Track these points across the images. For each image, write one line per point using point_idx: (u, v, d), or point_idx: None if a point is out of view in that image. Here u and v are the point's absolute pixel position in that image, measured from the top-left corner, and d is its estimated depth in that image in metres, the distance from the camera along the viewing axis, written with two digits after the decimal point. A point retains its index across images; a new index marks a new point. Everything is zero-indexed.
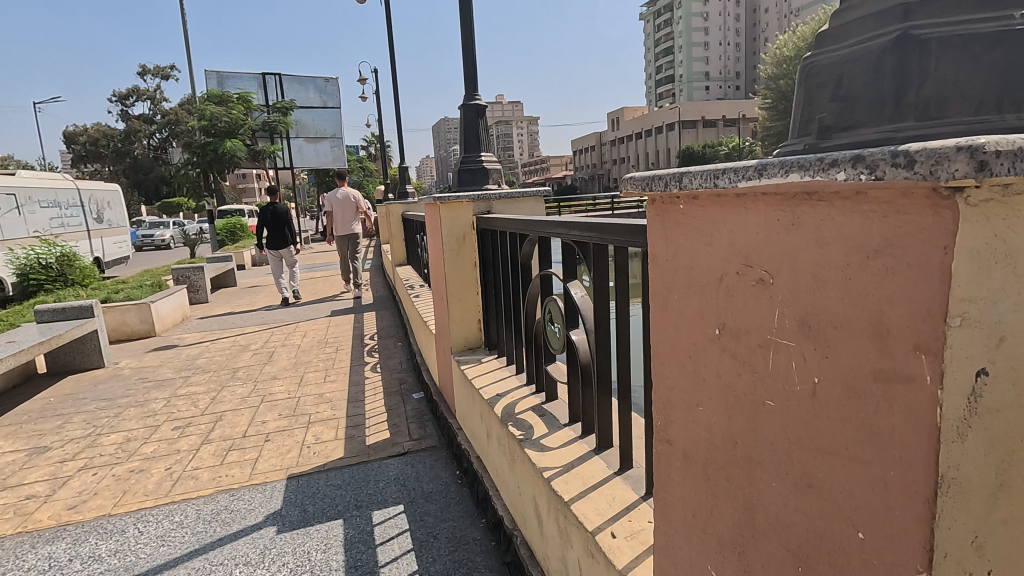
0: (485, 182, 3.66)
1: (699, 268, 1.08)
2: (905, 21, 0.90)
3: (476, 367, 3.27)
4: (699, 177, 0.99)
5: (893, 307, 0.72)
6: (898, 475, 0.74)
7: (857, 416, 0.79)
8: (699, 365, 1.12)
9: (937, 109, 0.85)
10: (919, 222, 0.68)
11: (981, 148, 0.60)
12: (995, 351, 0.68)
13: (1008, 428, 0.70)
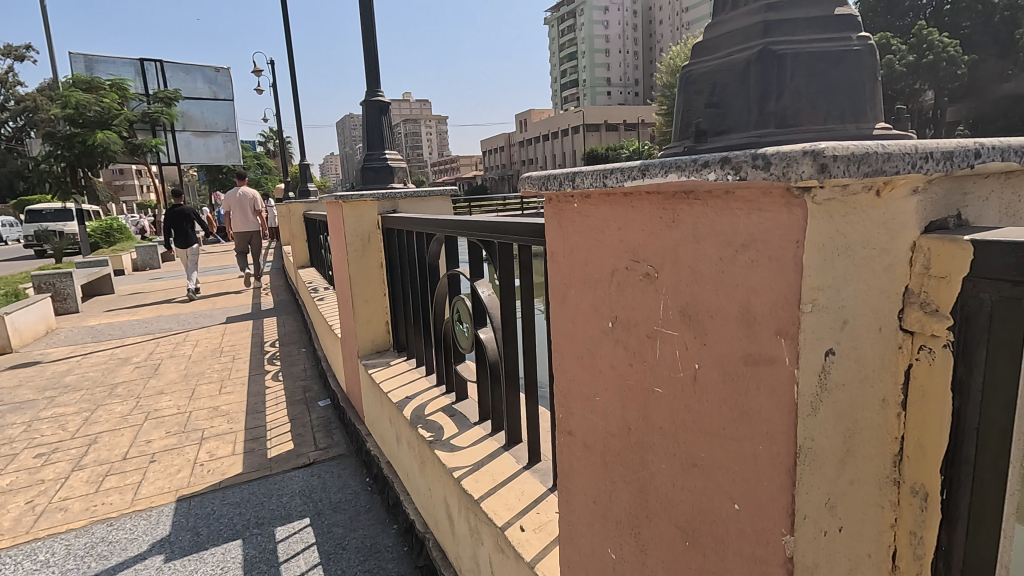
0: (390, 181, 3.56)
1: (594, 264, 1.13)
2: (765, 36, 0.98)
3: (384, 370, 3.19)
4: (590, 177, 1.03)
5: (757, 295, 0.79)
6: (766, 448, 0.82)
7: (731, 397, 0.86)
8: (596, 357, 1.17)
9: (792, 117, 0.95)
10: (775, 218, 0.75)
11: (822, 153, 0.67)
12: (841, 332, 0.77)
13: (851, 400, 0.80)
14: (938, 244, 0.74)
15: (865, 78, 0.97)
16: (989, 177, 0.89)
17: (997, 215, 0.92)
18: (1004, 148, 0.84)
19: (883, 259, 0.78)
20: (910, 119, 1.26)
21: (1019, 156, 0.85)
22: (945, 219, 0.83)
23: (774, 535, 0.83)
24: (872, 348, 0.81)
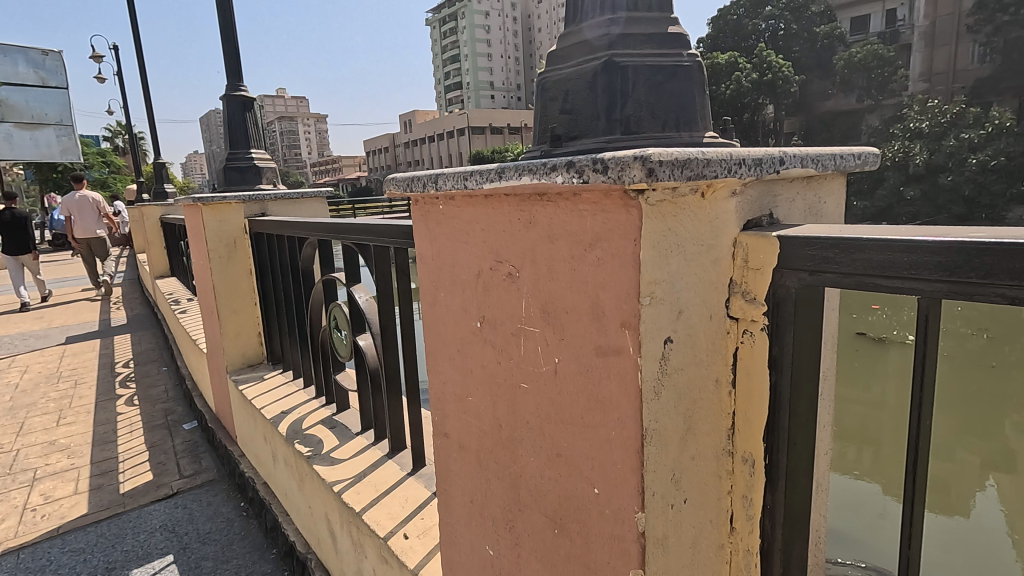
0: (258, 182, 3.31)
1: (460, 266, 1.13)
2: (610, 49, 1.05)
3: (257, 385, 2.97)
4: (451, 179, 1.05)
5: (604, 290, 0.85)
6: (617, 433, 0.88)
7: (586, 388, 0.91)
8: (466, 357, 1.18)
9: (634, 124, 1.03)
10: (615, 218, 0.81)
11: (649, 158, 0.72)
12: (675, 322, 0.85)
13: (687, 383, 0.89)
14: (753, 239, 0.88)
15: (695, 91, 1.08)
16: (794, 181, 1.04)
17: (801, 214, 1.09)
18: (802, 156, 0.98)
19: (710, 254, 0.88)
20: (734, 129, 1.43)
21: (814, 164, 1.01)
22: (759, 218, 0.95)
23: (627, 514, 0.89)
24: (705, 335, 0.91)
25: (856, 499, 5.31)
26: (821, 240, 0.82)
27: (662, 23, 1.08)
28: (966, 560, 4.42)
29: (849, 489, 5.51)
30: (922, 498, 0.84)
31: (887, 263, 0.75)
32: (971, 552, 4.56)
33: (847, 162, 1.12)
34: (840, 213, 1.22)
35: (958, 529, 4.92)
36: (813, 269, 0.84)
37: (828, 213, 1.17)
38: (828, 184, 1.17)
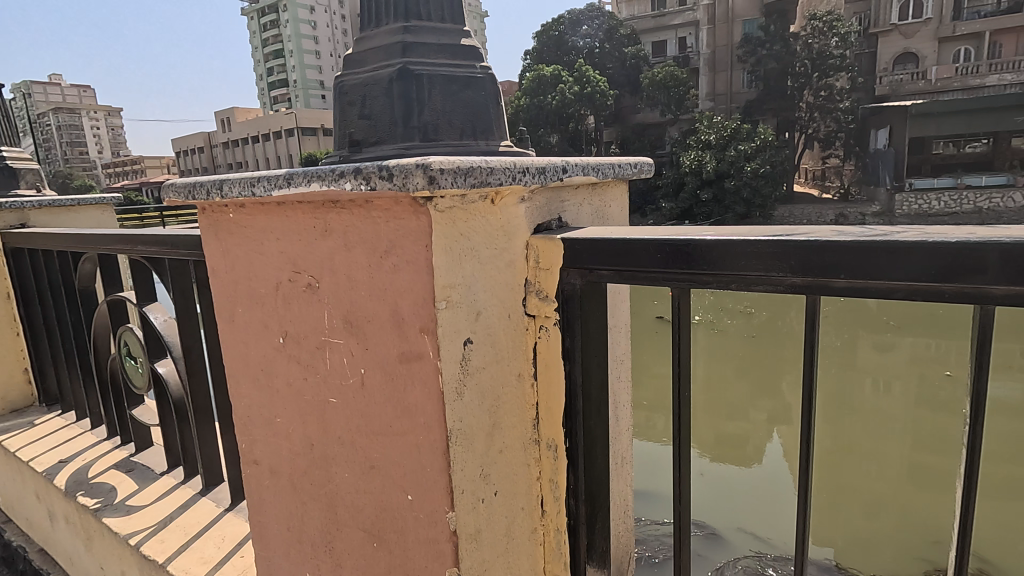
0: (14, 187, 2.72)
1: (256, 278, 1.05)
2: (403, 56, 1.06)
3: (25, 433, 2.44)
4: (238, 186, 0.97)
5: (402, 297, 0.85)
6: (425, 437, 0.89)
7: (393, 396, 0.91)
8: (271, 377, 1.10)
9: (433, 132, 1.06)
10: (407, 224, 0.82)
11: (431, 166, 0.74)
12: (474, 323, 0.89)
13: (490, 381, 0.93)
14: (541, 242, 0.96)
15: (490, 102, 1.13)
16: (581, 188, 1.16)
17: (591, 217, 1.21)
18: (585, 165, 1.09)
19: (506, 257, 0.93)
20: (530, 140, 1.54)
21: (595, 173, 1.13)
22: (549, 222, 1.04)
23: (440, 516, 0.91)
24: (506, 332, 0.96)
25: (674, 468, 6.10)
26: (598, 242, 0.92)
27: (455, 34, 1.12)
28: (758, 504, 5.30)
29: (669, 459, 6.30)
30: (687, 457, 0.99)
31: (648, 262, 0.87)
32: (762, 495, 5.48)
33: (626, 170, 1.28)
34: (624, 216, 1.39)
35: (752, 477, 5.88)
36: (594, 267, 0.94)
37: (612, 217, 1.32)
38: (611, 190, 1.31)
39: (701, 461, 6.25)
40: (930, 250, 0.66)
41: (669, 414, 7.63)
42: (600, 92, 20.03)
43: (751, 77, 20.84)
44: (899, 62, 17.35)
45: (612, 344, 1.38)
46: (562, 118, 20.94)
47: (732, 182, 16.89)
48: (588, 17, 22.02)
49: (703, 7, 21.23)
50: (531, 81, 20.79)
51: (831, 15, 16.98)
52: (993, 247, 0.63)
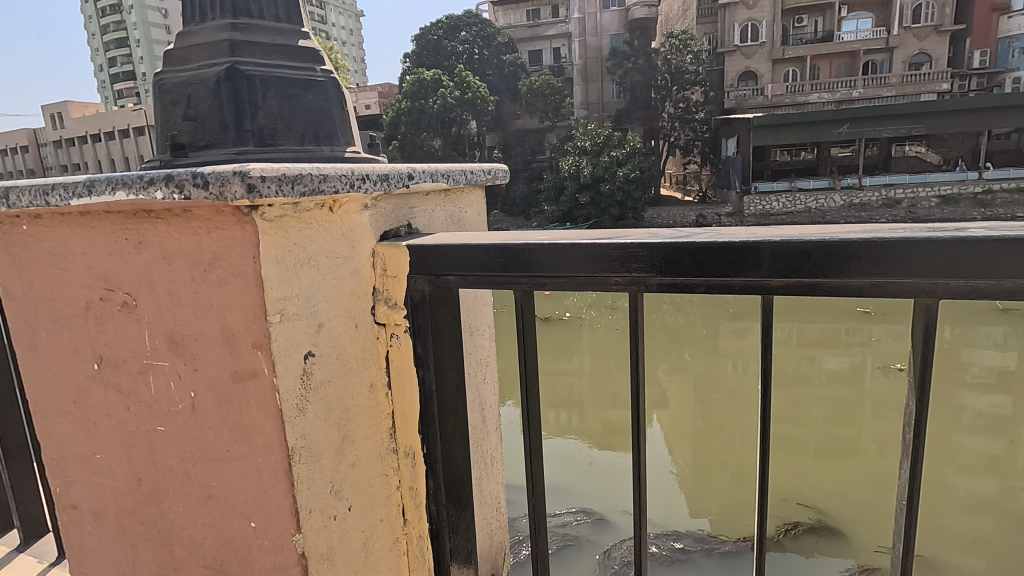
0: None
1: (62, 298, 0.93)
2: (231, 56, 1.00)
3: None
4: (29, 194, 0.85)
5: (231, 313, 0.81)
6: (264, 460, 0.87)
7: (229, 418, 0.87)
8: (86, 408, 0.97)
9: (269, 136, 1.02)
10: (232, 235, 0.78)
11: (248, 174, 0.71)
12: (316, 336, 0.87)
13: (337, 394, 0.92)
14: (387, 249, 0.95)
15: (333, 106, 1.09)
16: (432, 194, 1.17)
17: (443, 223, 1.23)
18: (431, 172, 1.10)
19: (349, 266, 0.91)
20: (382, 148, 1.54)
21: (443, 179, 1.15)
22: (397, 229, 1.03)
23: (287, 540, 0.90)
24: (353, 343, 0.94)
25: (566, 460, 6.32)
26: (441, 247, 0.93)
27: (292, 35, 1.09)
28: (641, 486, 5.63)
29: (561, 452, 6.52)
30: (537, 451, 1.04)
31: (487, 265, 0.90)
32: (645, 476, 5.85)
33: (476, 177, 1.32)
34: (481, 221, 1.42)
35: (636, 461, 6.25)
36: (440, 272, 0.94)
37: (468, 221, 1.34)
38: (466, 196, 1.34)
39: (591, 452, 6.54)
40: (720, 248, 0.76)
41: (560, 409, 7.89)
42: (481, 97, 20.21)
43: (619, 89, 22.28)
44: (740, 79, 19.13)
45: (474, 347, 1.41)
46: (444, 122, 20.68)
47: (607, 186, 17.80)
48: (467, 23, 22.38)
49: (574, 20, 22.26)
50: (412, 85, 20.54)
51: (686, 34, 18.29)
52: (766, 244, 0.74)
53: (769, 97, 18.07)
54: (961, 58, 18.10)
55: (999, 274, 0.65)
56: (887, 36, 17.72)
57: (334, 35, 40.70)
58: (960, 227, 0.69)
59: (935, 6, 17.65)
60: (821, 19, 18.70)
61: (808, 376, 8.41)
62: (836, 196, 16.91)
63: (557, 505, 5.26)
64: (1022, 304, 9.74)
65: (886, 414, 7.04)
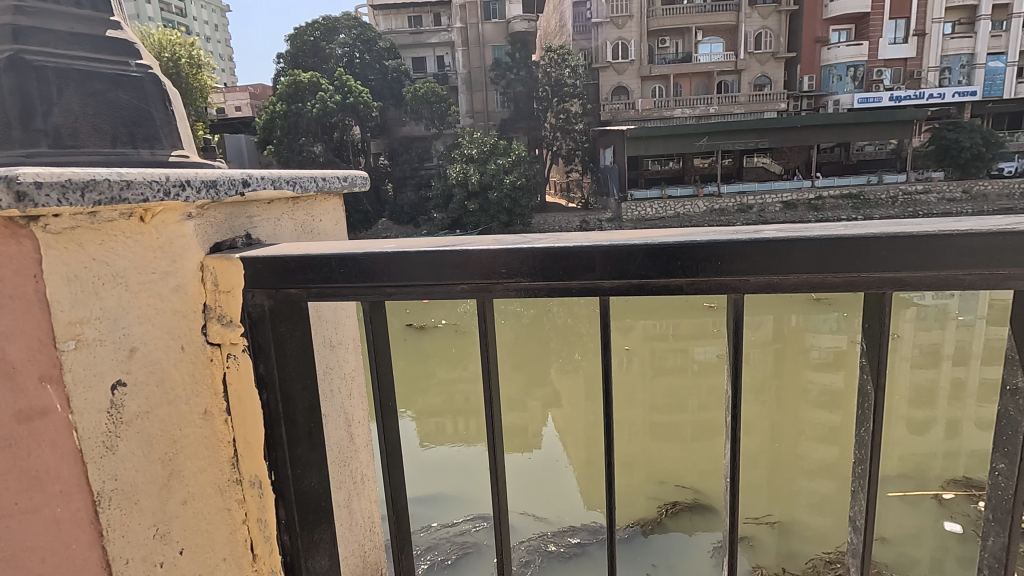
0: None
1: None
2: (16, 44, 0.97)
3: None
4: None
5: (12, 343, 0.74)
6: (63, 508, 0.79)
7: (14, 464, 0.78)
8: None
9: (67, 136, 1.00)
10: (9, 252, 0.72)
11: (19, 180, 0.65)
12: (126, 363, 0.81)
13: (157, 427, 0.86)
14: (216, 261, 0.88)
15: (151, 104, 1.08)
16: (276, 202, 1.10)
17: (293, 233, 1.17)
18: (274, 179, 1.03)
19: (167, 282, 0.84)
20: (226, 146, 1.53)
21: (289, 186, 1.09)
22: (232, 240, 0.96)
23: None
24: (177, 367, 0.87)
25: (467, 467, 6.26)
26: (278, 258, 0.87)
27: (97, 23, 1.06)
28: (539, 487, 5.69)
29: (461, 460, 6.45)
30: (397, 468, 1.01)
31: (329, 274, 0.86)
32: (543, 476, 5.95)
33: (331, 184, 1.27)
34: (339, 230, 1.38)
35: (534, 461, 6.35)
36: (278, 286, 0.88)
37: (326, 230, 1.29)
38: (322, 204, 1.29)
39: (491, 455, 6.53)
40: (557, 253, 0.78)
41: (457, 417, 7.82)
42: (364, 102, 19.36)
43: (503, 98, 22.72)
44: (615, 93, 20.57)
45: (338, 363, 1.36)
46: (324, 127, 19.74)
47: (495, 193, 18.02)
48: (345, 25, 21.45)
49: (456, 29, 22.43)
50: (287, 87, 19.27)
51: (563, 48, 19.18)
52: (596, 248, 0.78)
53: (639, 110, 19.82)
54: (796, 82, 20.43)
55: (787, 269, 0.74)
56: (736, 59, 19.80)
57: (194, 30, 37.22)
58: (757, 231, 0.77)
59: (773, 35, 19.94)
60: (681, 41, 20.36)
61: (683, 366, 9.18)
62: (700, 202, 18.50)
63: (460, 513, 5.20)
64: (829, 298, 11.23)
65: (749, 394, 7.61)
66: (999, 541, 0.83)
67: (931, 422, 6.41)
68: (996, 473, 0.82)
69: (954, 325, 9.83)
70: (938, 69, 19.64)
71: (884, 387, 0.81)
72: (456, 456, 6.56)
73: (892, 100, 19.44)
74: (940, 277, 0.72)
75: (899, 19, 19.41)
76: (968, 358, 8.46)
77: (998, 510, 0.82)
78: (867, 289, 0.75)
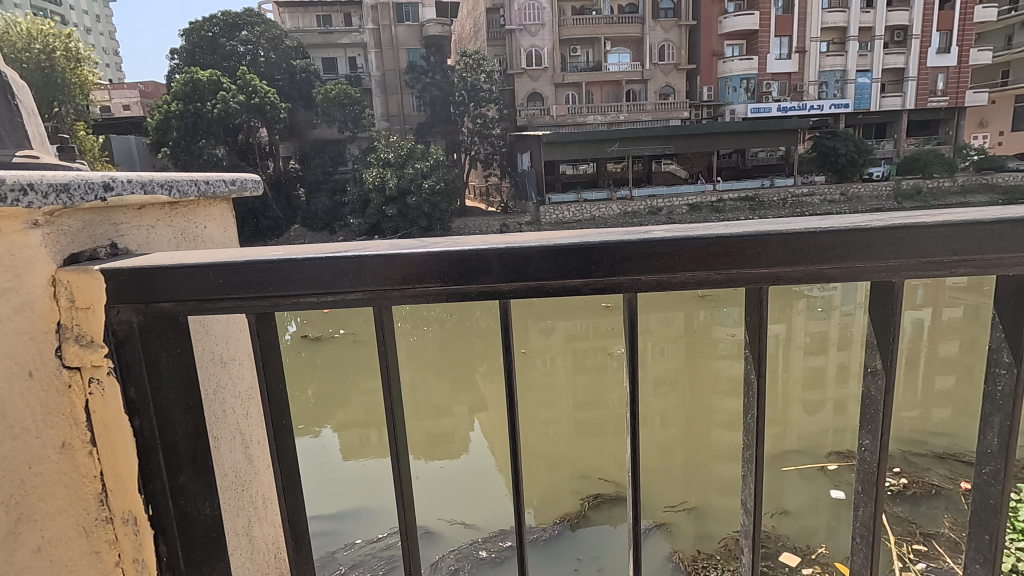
0: None
1: None
2: None
3: None
4: None
5: None
6: None
7: None
8: None
9: None
10: None
11: None
12: None
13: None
14: (72, 276, 0.81)
15: None
16: (147, 208, 1.02)
17: (170, 240, 1.08)
18: (141, 183, 0.96)
19: (8, 301, 0.77)
20: (72, 150, 1.58)
21: (162, 189, 1.01)
22: (92, 251, 0.88)
23: None
24: (24, 397, 0.80)
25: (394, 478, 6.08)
26: (145, 268, 0.79)
27: None
28: (468, 493, 5.63)
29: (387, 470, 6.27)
30: (292, 490, 0.94)
31: (205, 285, 0.78)
32: (472, 480, 5.91)
33: (214, 188, 1.19)
34: (226, 236, 1.30)
35: (462, 466, 6.30)
36: (148, 301, 0.81)
37: (210, 238, 1.21)
38: (206, 209, 1.21)
39: (418, 464, 6.37)
40: (452, 258, 0.77)
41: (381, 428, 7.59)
42: (270, 103, 18.38)
43: (418, 102, 22.45)
44: (530, 99, 21.00)
45: (230, 380, 1.27)
46: (227, 129, 18.55)
47: (413, 198, 17.73)
48: (248, 22, 20.20)
49: (368, 31, 21.93)
50: (183, 85, 17.89)
51: (477, 54, 19.35)
52: (492, 252, 0.77)
53: (554, 117, 20.26)
54: (696, 92, 21.93)
55: (676, 266, 0.76)
56: (642, 69, 20.82)
57: (73, 21, 33.84)
58: (647, 232, 0.80)
59: (675, 48, 21.14)
60: (591, 51, 21.15)
61: (603, 363, 9.50)
62: (613, 205, 19.28)
63: (389, 525, 5.04)
64: (712, 294, 12.08)
65: (664, 387, 7.99)
66: (867, 509, 0.90)
67: (821, 403, 7.03)
68: (863, 447, 0.90)
69: (837, 314, 10.87)
70: (817, 82, 21.56)
71: (765, 374, 0.86)
72: (383, 467, 6.36)
73: (780, 111, 21.17)
74: (808, 271, 0.77)
75: (783, 36, 21.19)
76: (850, 343, 9.38)
77: (865, 481, 0.90)
78: (744, 285, 0.79)
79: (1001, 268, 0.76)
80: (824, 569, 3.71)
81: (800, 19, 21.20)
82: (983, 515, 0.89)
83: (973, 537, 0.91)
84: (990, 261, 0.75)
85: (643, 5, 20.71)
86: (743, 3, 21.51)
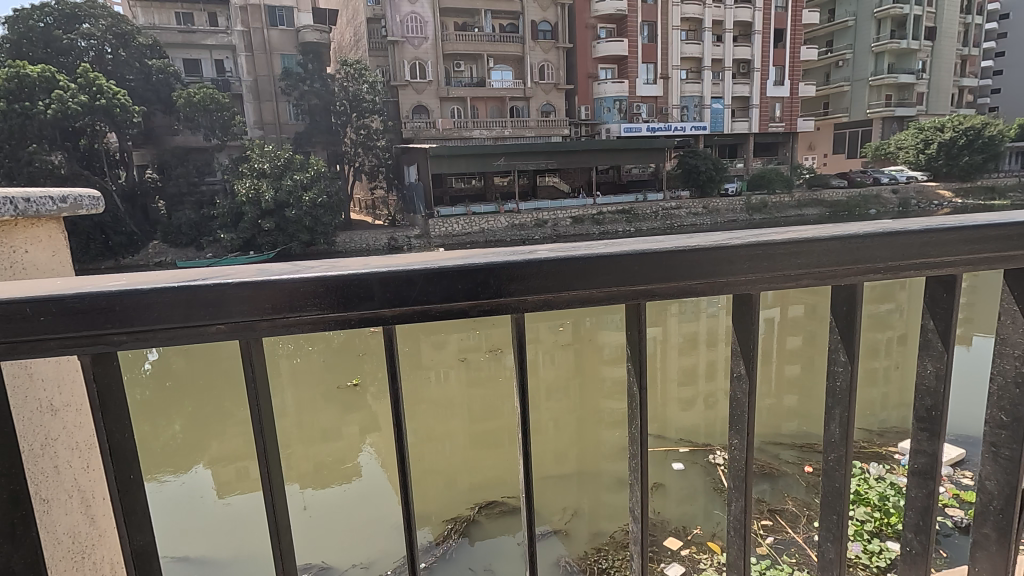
0: None
1: None
2: None
3: None
4: None
5: None
6: None
7: None
8: None
9: None
10: None
11: None
12: None
13: None
14: None
15: None
16: None
17: None
18: None
19: None
20: None
21: None
22: None
23: None
24: None
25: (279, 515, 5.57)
26: None
27: None
28: (359, 522, 5.33)
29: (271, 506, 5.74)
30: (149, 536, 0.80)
31: (23, 321, 0.65)
32: (363, 508, 5.60)
33: (38, 206, 1.02)
34: (56, 262, 1.13)
35: (353, 493, 5.97)
36: None
37: (32, 263, 1.06)
38: (28, 232, 1.06)
39: (306, 496, 5.94)
40: (331, 283, 0.71)
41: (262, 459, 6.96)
42: (120, 105, 16.27)
43: (296, 111, 21.32)
44: (415, 112, 20.85)
45: (63, 430, 1.11)
46: (66, 132, 16.22)
47: (292, 212, 16.68)
48: (90, 14, 17.84)
49: (236, 33, 20.42)
50: (7, 80, 15.35)
51: (359, 64, 18.96)
52: (375, 274, 0.72)
53: (440, 130, 20.28)
54: (575, 111, 23.16)
55: (555, 285, 0.77)
56: (523, 87, 21.52)
57: None
58: (532, 251, 0.80)
59: (553, 68, 22.17)
60: (475, 67, 21.48)
61: (496, 373, 9.58)
62: (501, 218, 19.65)
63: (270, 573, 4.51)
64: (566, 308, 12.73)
65: (556, 394, 8.24)
66: (738, 503, 0.97)
67: (695, 398, 7.64)
68: (732, 445, 0.97)
69: (705, 316, 11.96)
70: (680, 106, 23.73)
71: (646, 388, 0.90)
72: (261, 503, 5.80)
73: (648, 130, 22.76)
74: (680, 286, 0.82)
75: (649, 63, 23.04)
76: (715, 341, 10.37)
77: (734, 477, 0.97)
78: (621, 299, 0.81)
79: (837, 279, 0.86)
80: (698, 549, 4.02)
81: (663, 48, 23.21)
82: (831, 497, 1.01)
83: (824, 517, 1.02)
84: (826, 273, 0.85)
85: (523, 25, 21.51)
86: (614, 30, 23.12)
